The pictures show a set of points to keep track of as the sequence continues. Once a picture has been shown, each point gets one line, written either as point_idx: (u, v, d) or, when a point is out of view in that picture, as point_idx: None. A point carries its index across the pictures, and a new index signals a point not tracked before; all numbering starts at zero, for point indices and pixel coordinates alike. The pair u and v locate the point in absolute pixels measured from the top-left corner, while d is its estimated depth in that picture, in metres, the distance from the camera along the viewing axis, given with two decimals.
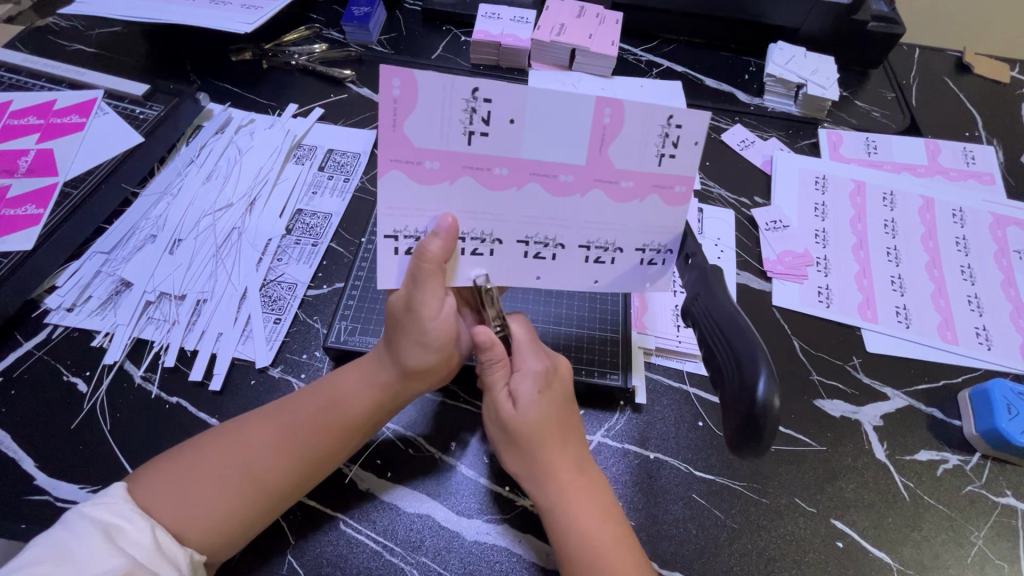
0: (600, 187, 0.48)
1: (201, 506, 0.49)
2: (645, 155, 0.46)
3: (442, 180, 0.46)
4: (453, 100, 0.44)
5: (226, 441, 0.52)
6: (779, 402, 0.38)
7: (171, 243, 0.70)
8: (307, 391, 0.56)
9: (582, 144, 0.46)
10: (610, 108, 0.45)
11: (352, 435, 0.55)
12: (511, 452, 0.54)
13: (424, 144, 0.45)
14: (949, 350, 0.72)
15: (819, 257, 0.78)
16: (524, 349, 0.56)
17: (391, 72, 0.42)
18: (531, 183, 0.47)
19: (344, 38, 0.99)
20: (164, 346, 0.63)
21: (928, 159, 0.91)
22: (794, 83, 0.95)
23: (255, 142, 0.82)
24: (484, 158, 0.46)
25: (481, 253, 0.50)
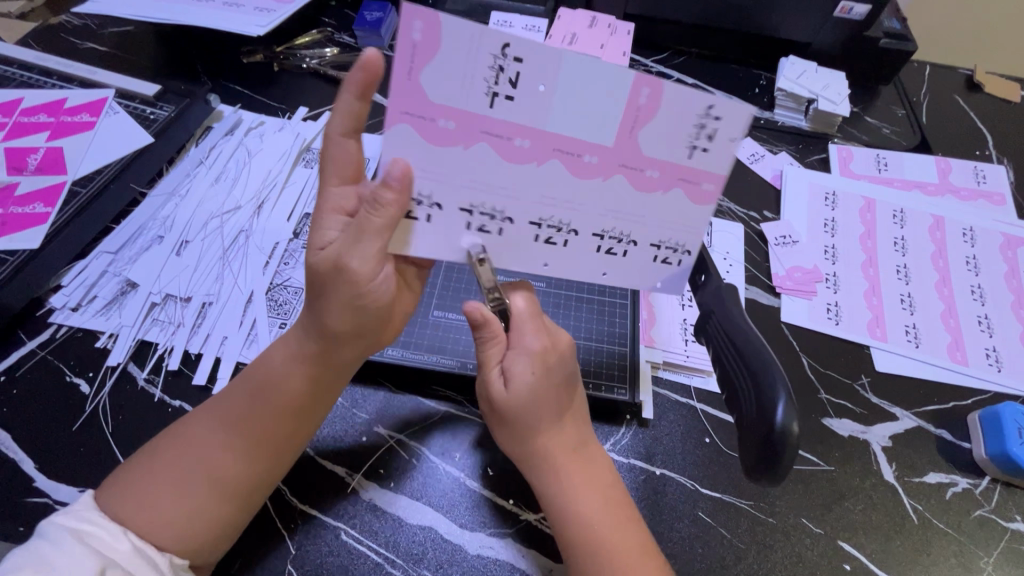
0: (624, 173, 0.45)
1: (166, 514, 0.47)
2: (675, 145, 0.44)
3: (454, 144, 0.44)
4: (481, 55, 0.40)
5: (176, 445, 0.50)
6: (797, 428, 0.38)
7: (178, 244, 0.70)
8: (246, 379, 0.53)
9: (611, 125, 0.43)
10: (648, 88, 0.41)
11: (305, 413, 0.53)
12: (505, 431, 0.54)
13: (440, 99, 0.41)
14: (959, 371, 0.71)
15: (828, 273, 0.78)
16: (522, 324, 0.53)
17: (413, 13, 0.38)
18: (552, 159, 0.44)
19: (355, 42, 0.99)
20: (168, 349, 0.63)
21: (939, 177, 0.90)
22: (805, 98, 0.95)
23: (265, 144, 0.81)
24: (505, 127, 0.43)
25: (491, 230, 0.48)
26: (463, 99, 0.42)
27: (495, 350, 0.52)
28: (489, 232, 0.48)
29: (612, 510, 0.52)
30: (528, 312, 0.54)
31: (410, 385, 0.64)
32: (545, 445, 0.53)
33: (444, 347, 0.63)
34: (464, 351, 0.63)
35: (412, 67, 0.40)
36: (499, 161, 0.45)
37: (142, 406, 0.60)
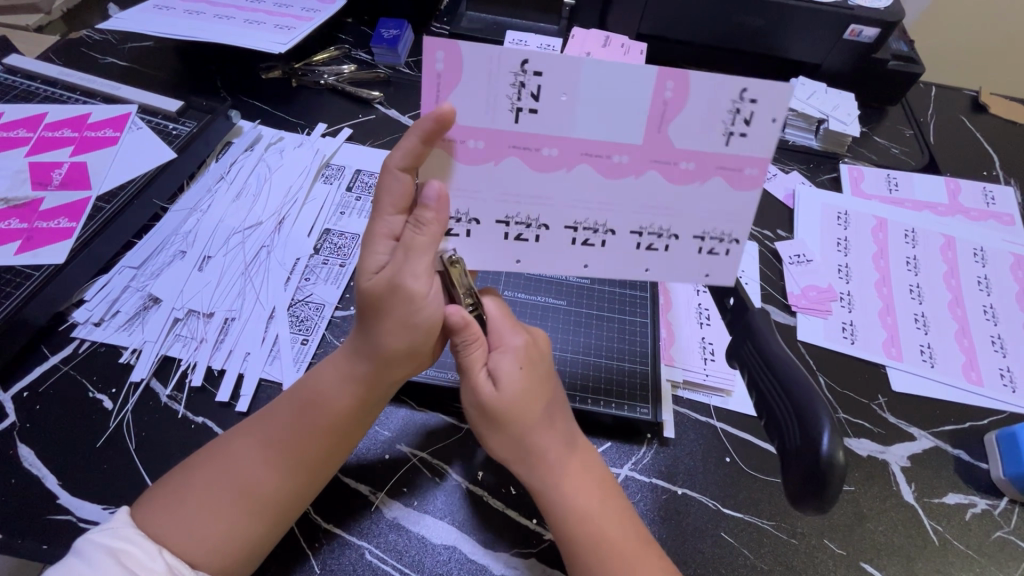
0: (656, 168, 0.47)
1: (203, 528, 0.48)
2: (710, 133, 0.46)
3: (486, 161, 0.46)
4: (502, 75, 0.43)
5: (217, 460, 0.51)
6: (844, 456, 0.38)
7: (200, 259, 0.70)
8: (292, 396, 0.54)
9: (638, 124, 0.45)
10: (672, 82, 0.44)
11: (343, 434, 0.53)
12: (493, 432, 0.53)
13: (470, 121, 0.44)
14: (974, 391, 0.72)
15: (843, 292, 0.79)
16: (501, 327, 0.55)
17: (436, 45, 0.41)
18: (580, 164, 0.46)
19: (372, 59, 1.01)
20: (191, 364, 0.63)
21: (949, 197, 0.92)
22: (816, 118, 0.96)
23: (285, 160, 0.82)
24: (533, 138, 0.45)
25: (527, 238, 0.50)
26: (493, 116, 0.44)
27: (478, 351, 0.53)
28: (525, 240, 0.50)
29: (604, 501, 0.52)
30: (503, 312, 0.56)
31: (433, 402, 0.64)
32: (538, 441, 0.52)
33: None
34: None
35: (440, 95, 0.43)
36: (532, 173, 0.47)
37: (166, 421, 0.60)
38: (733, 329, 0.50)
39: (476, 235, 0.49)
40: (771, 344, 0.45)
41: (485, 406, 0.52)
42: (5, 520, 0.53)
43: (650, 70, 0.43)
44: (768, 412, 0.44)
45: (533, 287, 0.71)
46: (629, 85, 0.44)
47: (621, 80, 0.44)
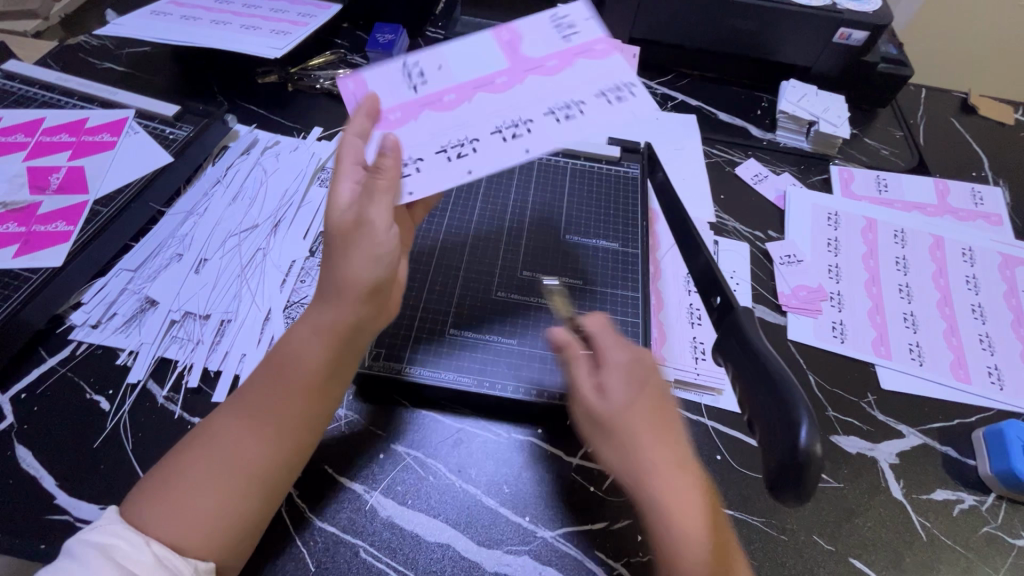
0: (533, 74, 0.62)
1: (189, 513, 0.48)
2: (550, 42, 0.65)
3: (410, 121, 0.60)
4: (397, 75, 0.62)
5: (196, 445, 0.51)
6: (821, 448, 0.38)
7: (197, 262, 0.70)
8: (261, 371, 0.54)
9: (493, 60, 0.64)
10: (505, 34, 0.65)
11: (317, 402, 0.54)
12: (603, 444, 0.53)
13: (388, 104, 0.60)
14: (962, 388, 0.72)
15: (833, 292, 0.80)
16: (608, 343, 0.56)
17: (346, 80, 0.61)
18: (478, 95, 0.62)
19: (368, 63, 1.02)
20: (187, 366, 0.63)
21: (938, 198, 0.93)
22: (806, 120, 0.98)
23: (280, 163, 0.83)
24: (435, 94, 0.61)
25: (467, 154, 0.58)
26: (401, 103, 0.61)
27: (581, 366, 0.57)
28: (467, 154, 0.58)
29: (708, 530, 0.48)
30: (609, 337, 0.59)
31: (427, 402, 0.65)
32: (649, 459, 0.50)
33: (461, 364, 0.64)
34: (479, 369, 0.64)
35: (354, 102, 0.61)
36: (441, 114, 0.60)
37: (162, 422, 0.60)
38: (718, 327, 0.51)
39: (423, 167, 0.57)
40: (758, 343, 0.46)
41: (593, 415, 0.54)
42: (3, 520, 0.53)
43: (483, 35, 0.65)
44: (749, 409, 0.44)
45: (526, 288, 0.72)
46: (479, 59, 0.64)
47: (466, 53, 0.64)
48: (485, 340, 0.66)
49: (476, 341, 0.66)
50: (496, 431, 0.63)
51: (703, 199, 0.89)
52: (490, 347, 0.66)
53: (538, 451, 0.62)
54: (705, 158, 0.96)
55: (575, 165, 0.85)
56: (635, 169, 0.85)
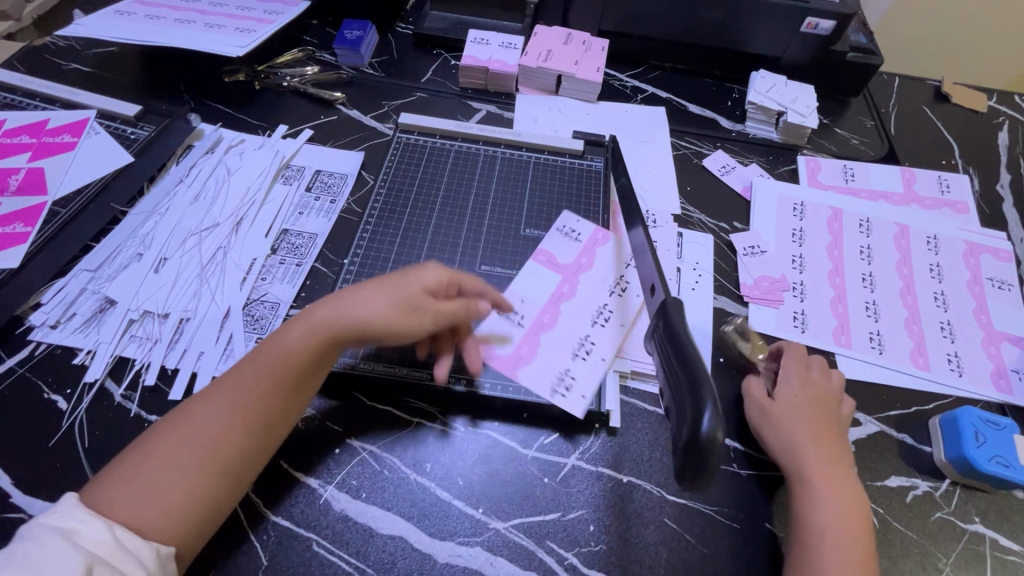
0: (573, 248, 0.76)
1: (148, 493, 0.49)
2: (578, 231, 0.78)
3: (534, 352, 0.67)
4: (499, 320, 0.69)
5: (162, 432, 0.52)
6: (722, 437, 0.38)
7: (156, 261, 0.71)
8: (233, 366, 0.57)
9: (552, 277, 0.73)
10: (540, 257, 0.75)
11: (287, 393, 0.56)
12: (769, 431, 0.63)
13: (506, 347, 0.67)
14: (921, 376, 0.73)
15: (796, 282, 0.80)
16: (791, 363, 0.68)
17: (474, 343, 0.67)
18: (560, 305, 0.71)
19: (336, 60, 1.02)
20: (145, 365, 0.64)
21: (905, 186, 0.93)
22: (774, 110, 0.97)
23: (244, 162, 0.83)
24: (536, 319, 0.69)
25: (588, 343, 0.68)
26: (518, 347, 0.67)
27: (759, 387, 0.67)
28: (585, 351, 0.67)
29: (855, 513, 0.57)
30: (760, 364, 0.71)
31: (381, 396, 0.65)
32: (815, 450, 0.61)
33: (416, 358, 0.65)
34: (434, 363, 0.65)
35: (494, 359, 0.66)
36: (555, 333, 0.68)
37: (119, 420, 0.61)
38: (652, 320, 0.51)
39: (592, 356, 0.67)
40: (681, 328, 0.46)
41: (766, 413, 0.65)
42: None
43: (530, 264, 0.74)
44: (670, 393, 0.44)
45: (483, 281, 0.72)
46: (532, 279, 0.73)
47: (529, 278, 0.73)
48: None
49: (433, 336, 0.67)
50: (452, 426, 0.64)
51: (669, 192, 0.89)
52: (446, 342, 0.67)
53: (493, 444, 0.63)
54: (673, 150, 0.96)
55: (539, 160, 0.86)
56: (598, 163, 0.86)
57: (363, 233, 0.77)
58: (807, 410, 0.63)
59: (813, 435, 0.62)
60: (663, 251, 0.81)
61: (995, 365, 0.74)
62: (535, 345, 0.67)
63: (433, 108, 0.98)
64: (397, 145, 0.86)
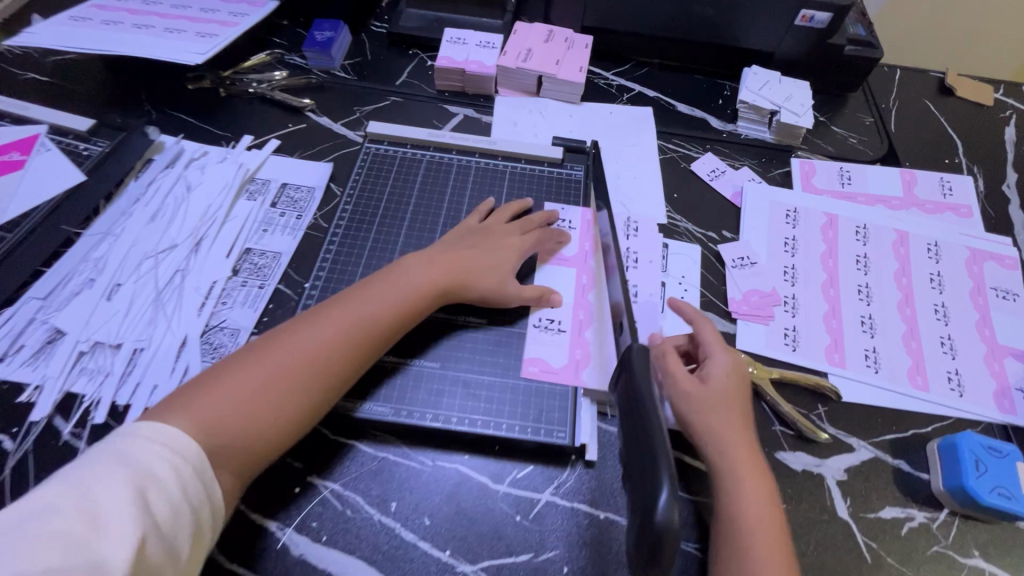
0: (576, 238, 0.77)
1: (229, 424, 0.52)
2: (572, 221, 0.78)
3: (590, 354, 0.66)
4: (535, 332, 0.68)
5: (236, 362, 0.56)
6: (678, 516, 0.39)
7: (109, 288, 0.67)
8: (298, 321, 0.61)
9: (566, 274, 0.73)
10: (546, 256, 0.74)
11: (364, 356, 0.60)
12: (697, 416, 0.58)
13: (558, 359, 0.66)
14: (919, 396, 0.69)
15: (786, 296, 0.76)
16: (715, 346, 0.63)
17: (528, 364, 0.65)
18: (588, 300, 0.71)
19: (306, 63, 0.97)
20: (95, 401, 0.61)
21: (904, 190, 0.88)
22: (767, 110, 0.92)
23: (205, 177, 0.79)
24: (573, 322, 0.69)
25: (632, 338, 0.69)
26: (572, 353, 0.66)
27: (678, 361, 0.61)
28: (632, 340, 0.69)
29: (771, 499, 0.55)
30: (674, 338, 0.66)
31: (345, 429, 0.61)
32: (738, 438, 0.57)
33: (379, 391, 0.62)
34: (399, 397, 0.62)
35: (554, 374, 0.65)
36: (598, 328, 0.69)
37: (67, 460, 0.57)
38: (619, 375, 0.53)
39: (639, 336, 0.69)
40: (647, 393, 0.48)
41: (693, 394, 0.59)
42: None
43: (541, 267, 0.73)
44: (631, 462, 0.45)
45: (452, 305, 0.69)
46: (552, 280, 0.72)
47: (548, 282, 0.72)
48: (407, 366, 0.64)
49: (399, 366, 0.64)
50: (419, 461, 0.60)
51: (655, 200, 0.85)
52: (412, 372, 0.64)
53: (463, 480, 0.59)
54: (660, 153, 0.91)
55: (515, 169, 0.82)
56: (578, 172, 0.83)
57: (327, 252, 0.73)
58: (729, 391, 0.60)
59: (734, 422, 0.58)
60: (644, 262, 0.77)
61: (998, 383, 0.70)
62: (585, 344, 0.67)
63: (408, 113, 0.93)
64: (366, 157, 0.82)
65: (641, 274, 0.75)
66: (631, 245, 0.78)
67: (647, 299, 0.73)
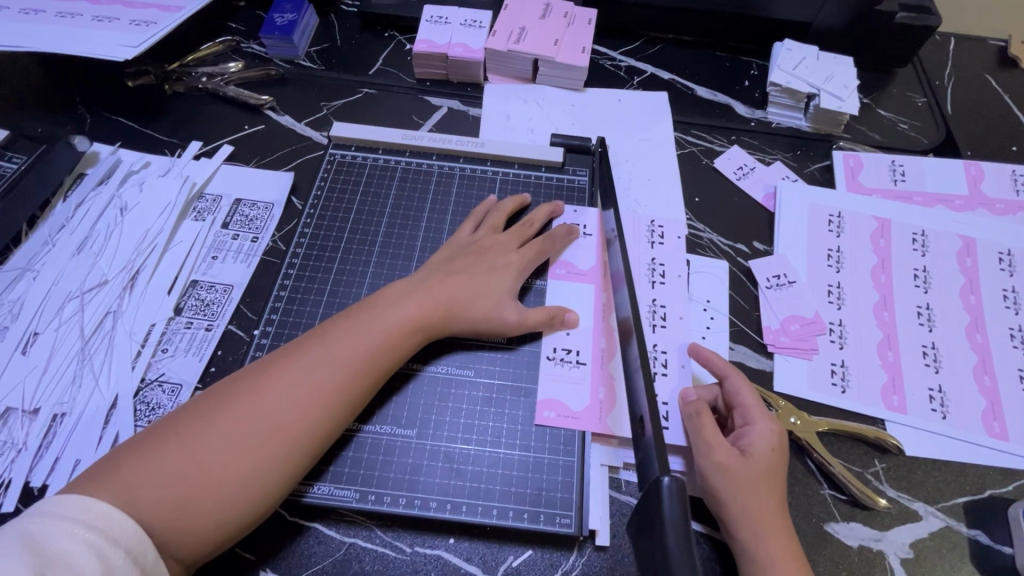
0: (592, 245, 0.64)
1: (177, 488, 0.42)
2: (587, 225, 0.66)
3: (610, 389, 0.55)
4: (548, 367, 0.56)
5: (188, 411, 0.46)
6: None
7: (26, 339, 0.57)
8: (269, 358, 0.50)
9: (580, 290, 0.61)
10: (558, 269, 0.62)
11: (347, 400, 0.49)
12: (735, 504, 0.47)
13: (576, 400, 0.55)
14: (995, 447, 0.57)
15: (833, 322, 0.64)
16: (755, 409, 0.52)
17: (543, 407, 0.54)
18: (606, 321, 0.59)
19: (265, 52, 0.83)
20: (4, 483, 0.50)
21: (968, 186, 0.75)
22: (804, 93, 0.78)
23: (143, 195, 0.68)
24: (590, 350, 0.57)
25: (661, 370, 0.58)
26: (593, 394, 0.55)
27: (714, 426, 0.51)
28: (660, 370, 0.58)
29: None
30: (705, 393, 0.55)
31: (304, 509, 0.50)
32: (777, 532, 0.47)
33: (340, 470, 0.51)
34: (365, 478, 0.51)
35: (574, 418, 0.54)
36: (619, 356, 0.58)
37: None
38: (643, 539, 0.34)
39: (671, 369, 0.58)
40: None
41: (730, 471, 0.48)
42: None
43: (552, 283, 0.61)
44: None
45: (428, 351, 0.57)
46: (565, 301, 0.60)
47: (563, 304, 0.60)
48: (374, 436, 0.52)
49: (363, 437, 0.52)
50: (395, 547, 0.49)
51: (674, 205, 0.71)
52: (379, 444, 0.52)
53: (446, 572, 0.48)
54: (677, 148, 0.78)
55: (507, 176, 0.70)
56: (582, 177, 0.70)
57: (283, 285, 0.61)
58: (771, 470, 0.49)
59: (775, 512, 0.48)
60: (673, 278, 0.65)
61: None
62: (608, 380, 0.56)
63: (382, 108, 0.79)
64: (332, 165, 0.69)
65: (669, 293, 0.64)
66: (657, 255, 0.66)
67: (675, 324, 0.61)
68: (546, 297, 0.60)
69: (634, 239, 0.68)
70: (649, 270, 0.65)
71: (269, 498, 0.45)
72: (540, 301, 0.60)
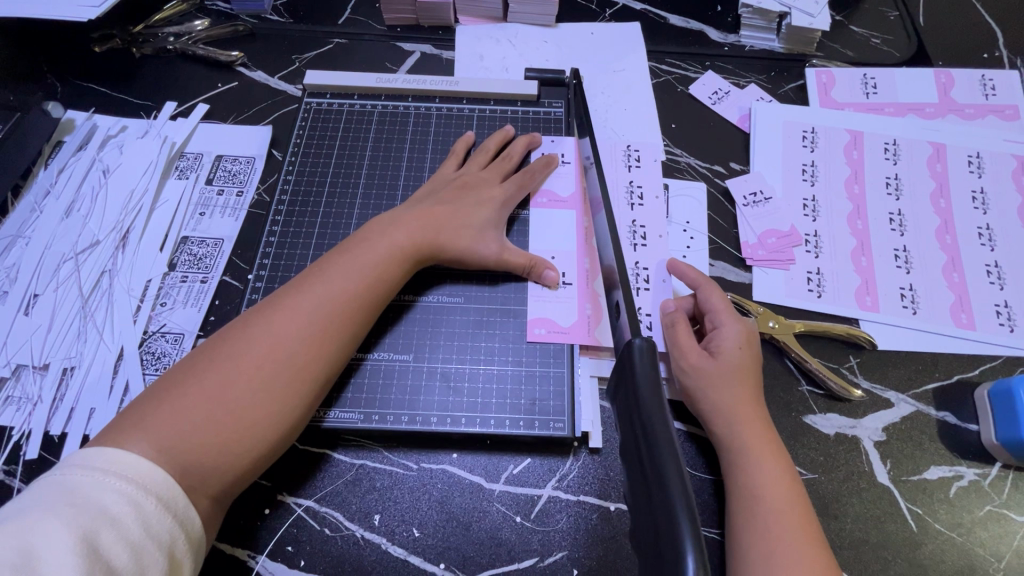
0: (571, 171, 0.66)
1: (201, 431, 0.43)
2: (566, 153, 0.67)
3: (596, 305, 0.58)
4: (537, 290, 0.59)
5: (199, 362, 0.47)
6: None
7: (27, 300, 0.59)
8: (266, 302, 0.51)
9: (562, 215, 0.63)
10: (541, 197, 0.64)
11: (349, 336, 0.51)
12: (711, 398, 0.51)
13: (565, 317, 0.57)
14: (962, 337, 0.61)
15: (808, 233, 0.66)
16: (722, 314, 0.54)
17: (535, 326, 0.57)
18: (588, 243, 0.62)
19: (230, 8, 0.81)
20: (26, 433, 0.53)
21: (939, 94, 0.76)
22: (776, 12, 0.78)
23: (125, 156, 0.68)
24: (575, 271, 0.60)
25: (643, 286, 0.61)
26: (581, 310, 0.58)
27: (688, 331, 0.54)
28: (642, 285, 0.61)
29: (796, 483, 0.48)
30: (682, 302, 0.57)
31: (313, 437, 0.53)
32: (753, 421, 0.50)
33: (343, 396, 0.54)
34: (367, 401, 0.53)
35: (565, 334, 0.56)
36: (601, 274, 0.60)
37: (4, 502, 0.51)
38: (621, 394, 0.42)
39: (652, 284, 0.61)
40: (668, 466, 0.34)
41: (702, 369, 0.52)
42: None
43: (536, 211, 0.63)
44: (637, 503, 0.36)
45: (420, 283, 0.59)
46: (549, 229, 0.62)
47: (546, 230, 0.62)
48: (373, 362, 0.55)
49: (362, 364, 0.55)
50: (402, 465, 0.52)
51: (650, 132, 0.72)
52: (379, 368, 0.55)
53: (453, 482, 0.52)
54: (651, 78, 0.78)
55: (484, 113, 0.70)
56: (558, 109, 0.71)
57: (271, 233, 0.62)
58: (741, 365, 0.52)
59: (750, 403, 0.51)
60: (651, 200, 0.66)
61: None
62: (594, 297, 0.59)
63: (355, 58, 0.79)
64: (309, 115, 0.70)
65: (649, 214, 0.65)
66: (635, 179, 0.68)
67: (655, 242, 0.64)
68: (529, 225, 0.62)
69: (613, 165, 0.69)
70: (627, 192, 0.67)
71: (289, 432, 0.48)
72: (525, 229, 0.62)
